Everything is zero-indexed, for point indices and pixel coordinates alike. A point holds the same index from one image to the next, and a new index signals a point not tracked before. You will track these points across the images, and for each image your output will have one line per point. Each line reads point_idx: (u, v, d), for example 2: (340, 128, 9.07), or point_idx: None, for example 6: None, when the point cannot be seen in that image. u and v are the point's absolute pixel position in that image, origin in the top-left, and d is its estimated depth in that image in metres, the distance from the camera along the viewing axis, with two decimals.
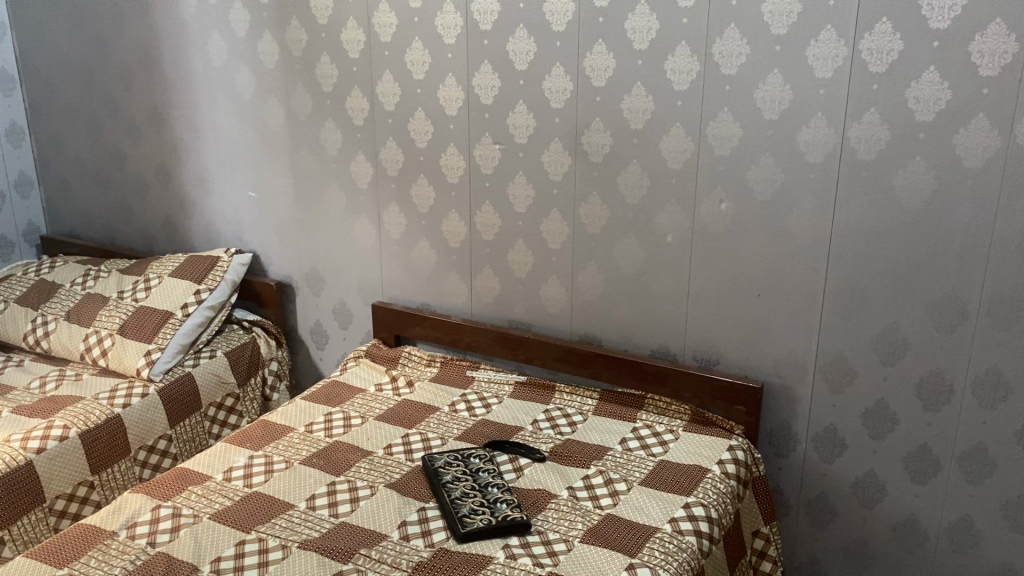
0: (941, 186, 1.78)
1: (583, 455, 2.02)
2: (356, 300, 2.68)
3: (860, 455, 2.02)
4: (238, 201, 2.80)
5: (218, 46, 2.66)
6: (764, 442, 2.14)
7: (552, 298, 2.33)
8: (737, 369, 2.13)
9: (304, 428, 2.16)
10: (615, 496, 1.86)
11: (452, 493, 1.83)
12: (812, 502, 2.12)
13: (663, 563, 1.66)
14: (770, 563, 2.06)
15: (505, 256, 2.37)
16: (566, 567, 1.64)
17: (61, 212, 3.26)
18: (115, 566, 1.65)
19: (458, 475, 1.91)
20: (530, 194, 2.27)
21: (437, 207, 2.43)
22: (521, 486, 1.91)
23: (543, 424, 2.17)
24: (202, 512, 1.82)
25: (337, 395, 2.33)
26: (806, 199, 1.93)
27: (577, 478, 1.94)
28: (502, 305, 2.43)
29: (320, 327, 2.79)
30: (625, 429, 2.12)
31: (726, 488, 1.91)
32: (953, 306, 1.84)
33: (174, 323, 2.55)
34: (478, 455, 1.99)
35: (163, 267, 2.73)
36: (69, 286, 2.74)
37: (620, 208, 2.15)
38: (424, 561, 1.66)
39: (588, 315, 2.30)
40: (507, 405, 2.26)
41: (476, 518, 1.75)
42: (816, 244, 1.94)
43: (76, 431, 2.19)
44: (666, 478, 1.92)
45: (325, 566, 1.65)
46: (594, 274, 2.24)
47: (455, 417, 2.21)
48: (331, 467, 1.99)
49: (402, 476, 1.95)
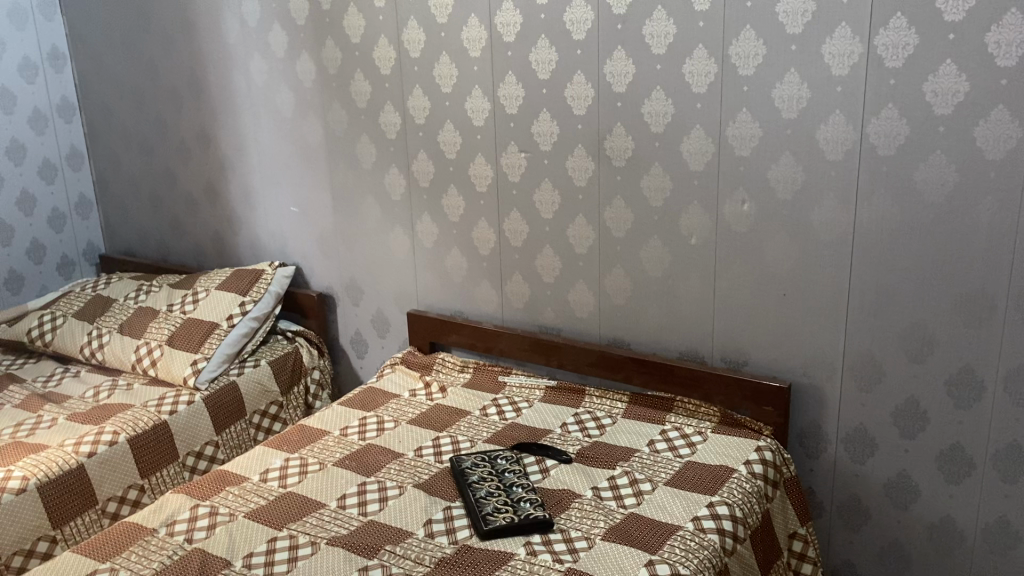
0: (963, 180, 1.77)
1: (610, 456, 2.04)
2: (392, 309, 2.75)
3: (892, 454, 2.00)
4: (281, 216, 2.90)
5: (259, 67, 2.77)
6: (795, 443, 2.12)
7: (581, 303, 2.36)
8: (765, 370, 2.12)
9: (339, 432, 2.23)
10: (639, 496, 1.87)
11: (477, 493, 1.87)
12: (845, 504, 2.09)
13: (683, 559, 1.66)
14: (810, 565, 2.04)
15: (534, 262, 2.40)
16: (586, 563, 1.66)
17: (119, 231, 3.41)
18: (153, 560, 1.73)
19: (485, 475, 1.94)
20: (556, 200, 2.31)
21: (467, 215, 2.48)
22: (547, 487, 1.93)
23: (572, 426, 2.19)
24: (238, 510, 1.89)
25: (372, 401, 2.39)
26: (828, 197, 1.92)
27: (603, 478, 1.95)
28: (532, 311, 2.46)
29: (360, 336, 2.86)
30: (653, 431, 2.13)
31: (752, 487, 1.90)
32: (982, 301, 1.81)
33: (220, 334, 2.65)
34: (506, 456, 2.03)
35: (210, 281, 2.84)
36: (123, 300, 2.87)
37: (644, 211, 2.17)
38: (447, 557, 1.70)
39: (617, 318, 2.31)
40: (538, 408, 2.29)
41: (500, 516, 1.78)
42: (840, 242, 1.93)
43: (125, 436, 2.30)
44: (691, 478, 1.93)
45: (352, 562, 1.70)
46: (622, 278, 2.26)
47: (486, 421, 2.25)
48: (362, 469, 2.05)
49: (430, 476, 2.00)
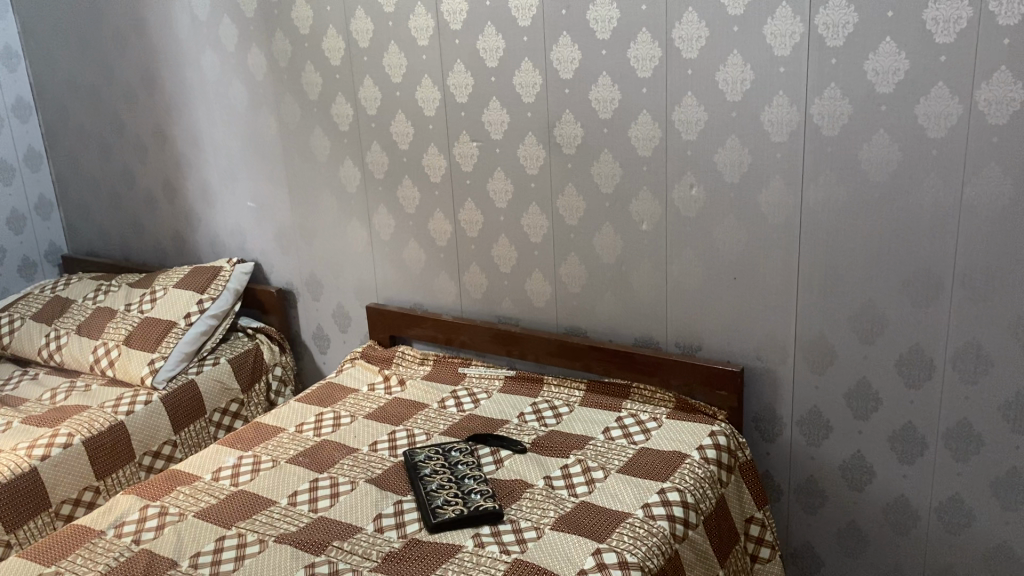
0: (906, 158, 1.76)
1: (565, 445, 2.03)
2: (352, 303, 2.72)
3: (846, 436, 1.99)
4: (238, 212, 2.88)
5: (211, 61, 2.73)
6: (751, 427, 2.12)
7: (538, 292, 2.34)
8: (720, 355, 2.11)
9: (294, 428, 2.21)
10: (591, 484, 1.86)
11: (428, 487, 1.86)
12: (802, 487, 2.09)
13: (631, 547, 1.66)
14: (768, 548, 2.03)
15: (490, 253, 2.39)
16: (533, 553, 1.65)
17: (80, 231, 3.37)
18: (99, 562, 1.72)
19: (437, 468, 1.93)
20: (509, 189, 2.29)
21: (422, 206, 2.46)
22: (499, 477, 1.92)
23: (528, 416, 2.18)
24: (187, 510, 1.88)
25: (330, 396, 2.37)
26: (774, 179, 1.91)
27: (556, 467, 1.94)
28: (490, 301, 2.44)
29: (322, 331, 2.84)
30: (609, 419, 2.13)
31: (704, 472, 1.90)
32: (929, 280, 1.80)
33: (178, 332, 2.63)
34: (460, 448, 2.02)
35: (169, 279, 2.82)
36: (81, 301, 2.84)
37: (596, 198, 2.15)
38: (394, 552, 1.69)
39: (573, 307, 2.30)
40: (495, 399, 2.28)
41: (449, 508, 1.78)
42: (788, 224, 1.92)
43: (79, 438, 2.27)
44: (644, 465, 1.92)
45: (299, 559, 1.69)
46: (577, 266, 2.25)
47: (443, 412, 2.24)
48: (315, 465, 2.03)
49: (384, 471, 1.99)
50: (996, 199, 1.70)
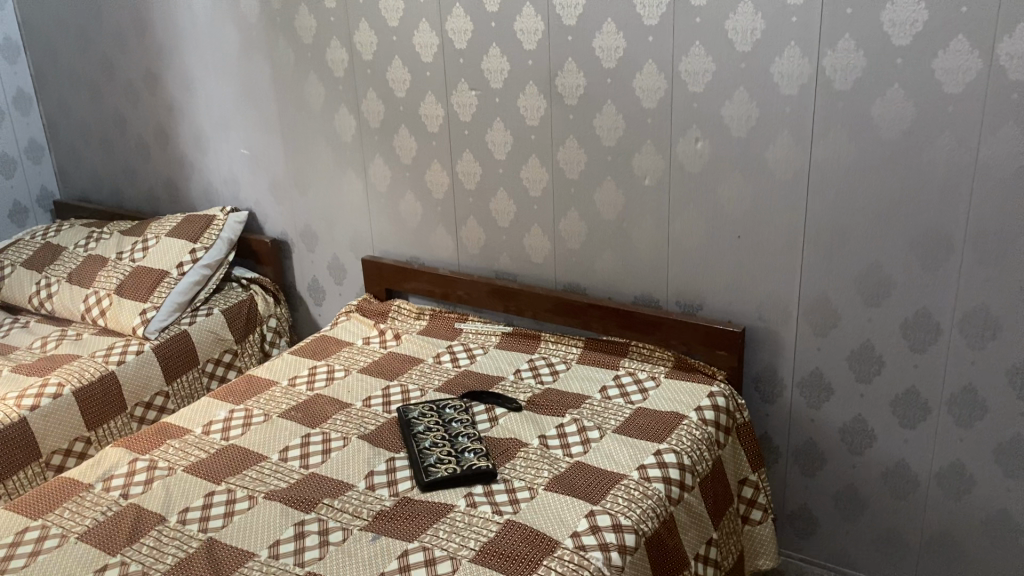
0: (920, 115, 1.69)
1: (561, 403, 1.99)
2: (348, 255, 2.67)
3: (847, 399, 1.96)
4: (231, 160, 2.81)
5: (202, 2, 2.64)
6: (751, 388, 2.08)
7: (536, 248, 2.29)
8: (721, 315, 2.07)
9: (287, 382, 2.18)
10: (586, 444, 1.83)
11: (421, 445, 1.83)
12: (800, 449, 2.06)
13: (625, 509, 1.63)
14: (760, 511, 2.01)
15: (488, 206, 2.32)
16: (525, 514, 1.62)
17: (72, 176, 3.31)
18: (87, 516, 1.70)
19: (431, 425, 1.90)
20: (508, 141, 2.22)
21: (419, 157, 2.39)
22: (494, 434, 1.89)
23: (524, 373, 2.14)
24: (177, 465, 1.85)
25: (324, 349, 2.34)
26: (782, 135, 1.84)
27: (551, 426, 1.91)
28: (487, 255, 2.39)
29: (317, 283, 2.79)
30: (606, 377, 2.09)
31: (702, 434, 1.87)
32: (939, 241, 1.75)
33: (170, 282, 2.59)
34: (454, 405, 1.98)
35: (161, 227, 2.76)
36: (72, 248, 2.79)
37: (598, 151, 2.09)
38: (385, 510, 1.67)
39: (572, 263, 2.24)
40: (492, 355, 2.24)
41: (442, 467, 1.75)
42: (795, 181, 1.86)
43: (70, 388, 2.24)
44: (640, 426, 1.89)
45: (288, 516, 1.67)
46: (576, 221, 2.19)
47: (438, 368, 2.20)
48: (307, 420, 2.00)
49: (377, 427, 1.96)
50: (1013, 159, 1.63)
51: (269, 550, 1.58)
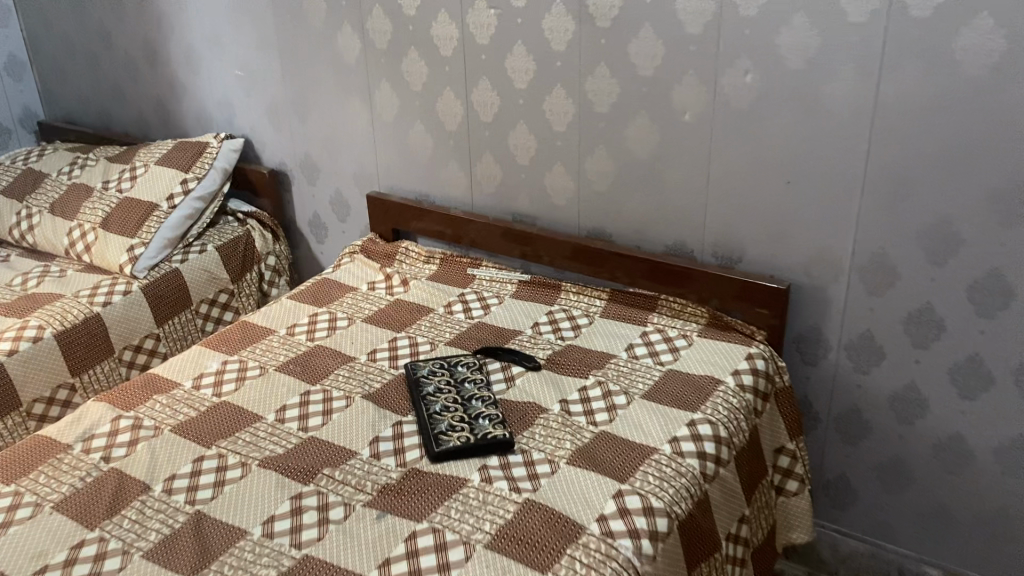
0: (1012, 49, 1.46)
1: (584, 363, 1.82)
2: (352, 189, 2.47)
3: (900, 365, 1.78)
4: (225, 82, 2.58)
5: None
6: (792, 349, 1.90)
7: (558, 188, 2.08)
8: (763, 268, 1.87)
9: (285, 330, 2.01)
10: (612, 412, 1.66)
11: (430, 409, 1.66)
12: (843, 415, 1.89)
13: (657, 490, 1.47)
14: (796, 482, 1.85)
15: (506, 141, 2.11)
16: (546, 493, 1.46)
17: (56, 95, 3.07)
18: (64, 482, 1.55)
19: (441, 387, 1.73)
20: (530, 68, 1.99)
21: (431, 83, 2.16)
22: (510, 398, 1.72)
23: (543, 328, 1.97)
24: (164, 424, 1.69)
25: (325, 294, 2.16)
26: (845, 68, 1.62)
27: (573, 389, 1.74)
28: (504, 195, 2.18)
29: (318, 219, 2.59)
30: (633, 334, 1.91)
31: (740, 402, 1.70)
32: (1020, 196, 1.54)
33: (159, 216, 2.39)
34: (467, 363, 1.81)
35: (151, 154, 2.55)
36: (55, 176, 2.59)
37: (632, 82, 1.86)
38: (391, 484, 1.51)
39: (598, 206, 2.04)
40: (507, 306, 2.06)
41: (454, 436, 1.58)
42: (857, 122, 1.64)
43: (51, 332, 2.08)
44: (672, 392, 1.71)
45: (285, 488, 1.51)
46: (604, 160, 1.98)
47: (449, 319, 2.03)
48: (306, 375, 1.84)
49: (382, 385, 1.79)
50: None
51: (263, 527, 1.43)
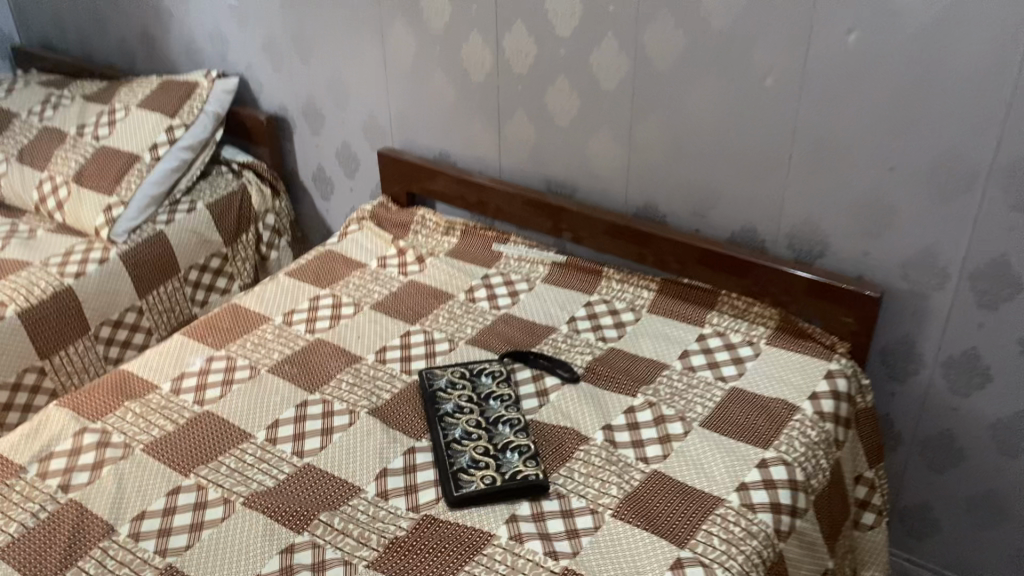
0: None
1: (630, 376, 1.54)
2: (361, 142, 2.15)
3: (1009, 391, 1.48)
4: (217, 11, 2.23)
5: None
6: (875, 360, 1.61)
7: (604, 156, 1.76)
8: (848, 266, 1.57)
9: (281, 318, 1.73)
10: (665, 445, 1.39)
11: (449, 436, 1.40)
12: (931, 439, 1.62)
13: (725, 557, 1.20)
14: (873, 513, 1.59)
15: (543, 97, 1.77)
16: (588, 560, 1.20)
17: (32, 17, 2.73)
18: (12, 519, 1.30)
19: (462, 405, 1.46)
20: (575, 11, 1.64)
21: (454, 24, 1.82)
22: (543, 420, 1.45)
23: (582, 325, 1.68)
24: (135, 441, 1.44)
25: (328, 271, 1.87)
26: (982, 32, 1.27)
27: (618, 411, 1.46)
28: (539, 160, 1.86)
29: (323, 173, 2.28)
30: (688, 338, 1.63)
31: (818, 435, 1.42)
32: None
33: (141, 169, 2.09)
34: (493, 373, 1.53)
35: (132, 94, 2.23)
36: (25, 116, 2.28)
37: (701, 35, 1.51)
38: (400, 538, 1.25)
39: (650, 180, 1.72)
40: (539, 294, 1.77)
41: (476, 476, 1.32)
42: (990, 100, 1.30)
43: (13, 310, 1.81)
44: (737, 419, 1.44)
45: (273, 537, 1.26)
46: (661, 127, 1.65)
47: (472, 309, 1.74)
48: (304, 380, 1.56)
49: (393, 396, 1.52)
50: None
51: None
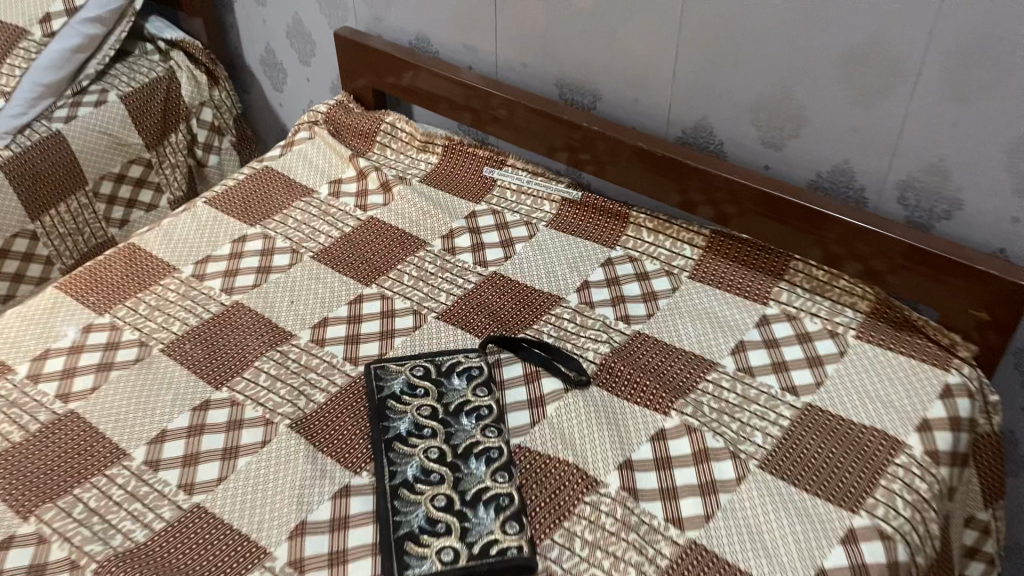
0: None
1: (659, 378, 1.10)
2: (317, 19, 1.63)
3: None
4: None
5: None
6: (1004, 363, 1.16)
7: (640, 55, 1.25)
8: (985, 234, 1.09)
9: (192, 270, 1.28)
10: (708, 499, 0.97)
11: (397, 477, 0.99)
12: None
13: None
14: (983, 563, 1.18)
15: None
16: None
17: None
18: None
19: (421, 426, 1.05)
20: None
21: None
22: (535, 451, 1.03)
23: (597, 295, 1.23)
24: None
25: (263, 201, 1.41)
26: None
27: (642, 438, 1.03)
28: (549, 55, 1.35)
29: (274, 56, 1.78)
30: (745, 321, 1.17)
31: (930, 488, 0.98)
32: None
33: (27, 49, 1.61)
34: (468, 375, 1.10)
35: None
36: None
37: None
38: None
39: (704, 93, 1.22)
40: (541, 244, 1.31)
41: (431, 547, 0.91)
42: None
43: None
44: (813, 460, 1.00)
45: None
46: (726, 16, 1.13)
47: (448, 265, 1.29)
48: (210, 367, 1.14)
49: (328, 400, 1.09)
50: None
51: None
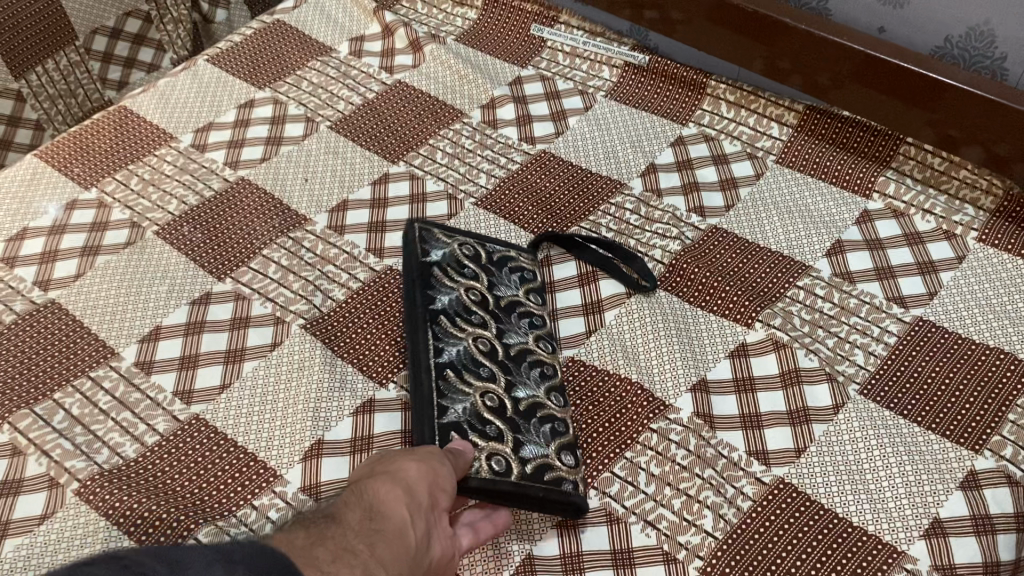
0: None
1: (739, 284, 0.93)
2: None
3: None
4: None
5: None
6: None
7: None
8: None
9: (191, 140, 1.10)
10: (800, 429, 0.81)
11: (443, 359, 0.81)
12: None
13: None
14: None
15: None
16: None
17: None
18: None
19: (469, 309, 0.86)
20: None
21: None
22: (592, 366, 0.87)
23: (665, 182, 1.04)
24: None
25: (274, 59, 1.21)
26: None
27: (719, 353, 0.87)
28: None
29: None
30: (842, 218, 0.99)
31: None
32: None
33: None
34: (520, 274, 0.92)
35: None
36: None
37: None
38: None
39: None
40: (600, 119, 1.12)
41: (480, 449, 0.75)
42: None
43: None
44: (926, 386, 0.84)
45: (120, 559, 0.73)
46: None
47: (489, 140, 1.10)
48: (213, 254, 0.97)
49: (350, 297, 0.93)
50: None
51: None
